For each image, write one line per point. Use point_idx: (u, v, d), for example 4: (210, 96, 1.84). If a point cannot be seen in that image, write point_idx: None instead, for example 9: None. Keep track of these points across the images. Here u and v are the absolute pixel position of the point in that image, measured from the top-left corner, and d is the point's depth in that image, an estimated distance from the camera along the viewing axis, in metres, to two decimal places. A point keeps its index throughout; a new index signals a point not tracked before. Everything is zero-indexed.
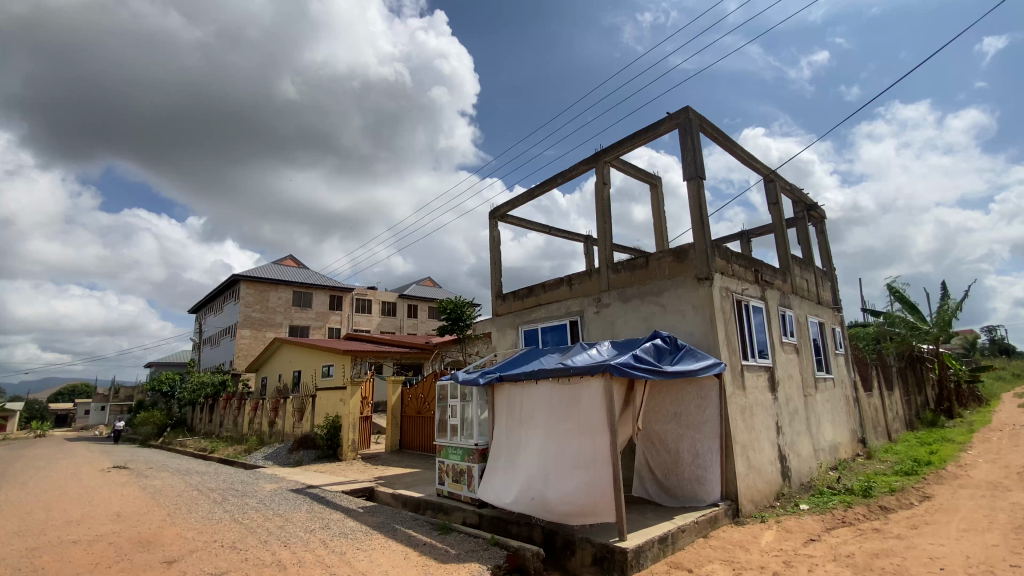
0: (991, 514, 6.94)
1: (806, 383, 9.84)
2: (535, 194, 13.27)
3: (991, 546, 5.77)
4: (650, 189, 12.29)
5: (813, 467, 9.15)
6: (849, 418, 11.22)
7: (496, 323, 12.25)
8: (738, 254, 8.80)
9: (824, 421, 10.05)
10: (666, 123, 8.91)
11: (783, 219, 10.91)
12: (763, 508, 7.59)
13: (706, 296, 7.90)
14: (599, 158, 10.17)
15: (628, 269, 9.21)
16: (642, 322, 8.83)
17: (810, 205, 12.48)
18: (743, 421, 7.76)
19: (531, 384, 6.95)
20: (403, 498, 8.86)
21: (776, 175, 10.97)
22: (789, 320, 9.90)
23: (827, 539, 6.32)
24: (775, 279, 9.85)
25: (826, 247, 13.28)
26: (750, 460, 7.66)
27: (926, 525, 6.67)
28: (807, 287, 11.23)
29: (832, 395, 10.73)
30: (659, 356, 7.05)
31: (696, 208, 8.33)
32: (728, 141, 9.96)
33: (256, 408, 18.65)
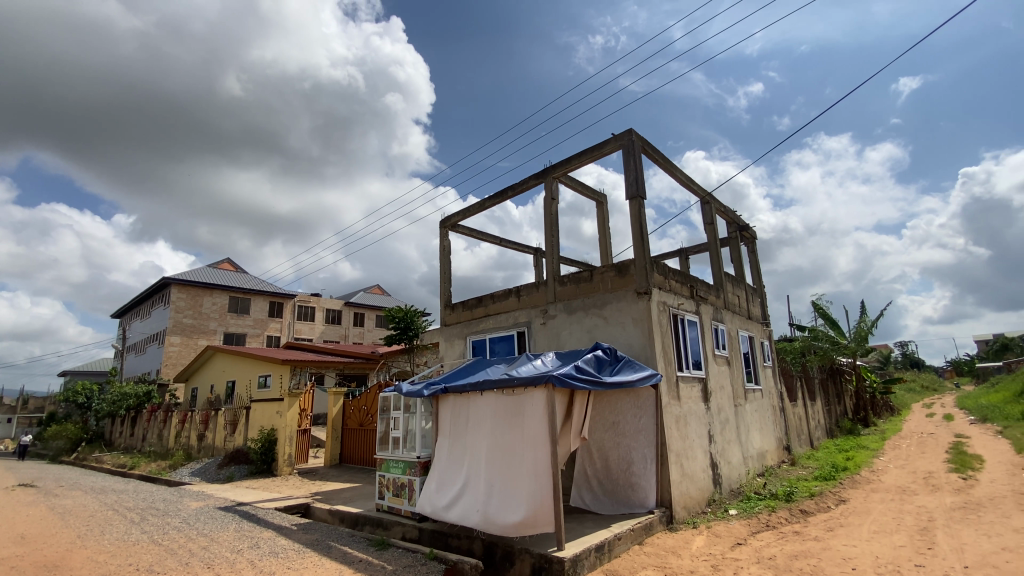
0: (898, 516, 7.55)
1: (737, 393, 10.38)
2: (485, 205, 13.37)
3: (897, 547, 6.26)
4: (596, 206, 12.68)
5: (742, 474, 9.65)
6: (776, 427, 11.91)
7: (444, 333, 12.17)
8: (675, 270, 9.21)
9: (753, 429, 10.62)
10: (611, 143, 9.26)
11: (717, 238, 11.55)
12: (695, 514, 7.90)
13: (645, 309, 8.21)
14: (548, 174, 10.40)
15: (574, 282, 9.41)
16: (585, 334, 9.04)
17: (742, 226, 13.27)
18: (678, 430, 8.07)
19: (475, 396, 6.93)
20: (340, 514, 8.54)
21: (711, 197, 11.62)
22: (722, 333, 10.44)
23: (752, 542, 6.67)
24: (709, 294, 10.38)
25: (757, 266, 14.13)
26: (684, 468, 7.97)
27: (840, 527, 7.17)
28: (738, 303, 11.89)
29: (761, 406, 11.36)
30: (599, 366, 7.25)
31: (638, 225, 8.66)
32: (668, 163, 10.47)
33: (184, 420, 17.46)
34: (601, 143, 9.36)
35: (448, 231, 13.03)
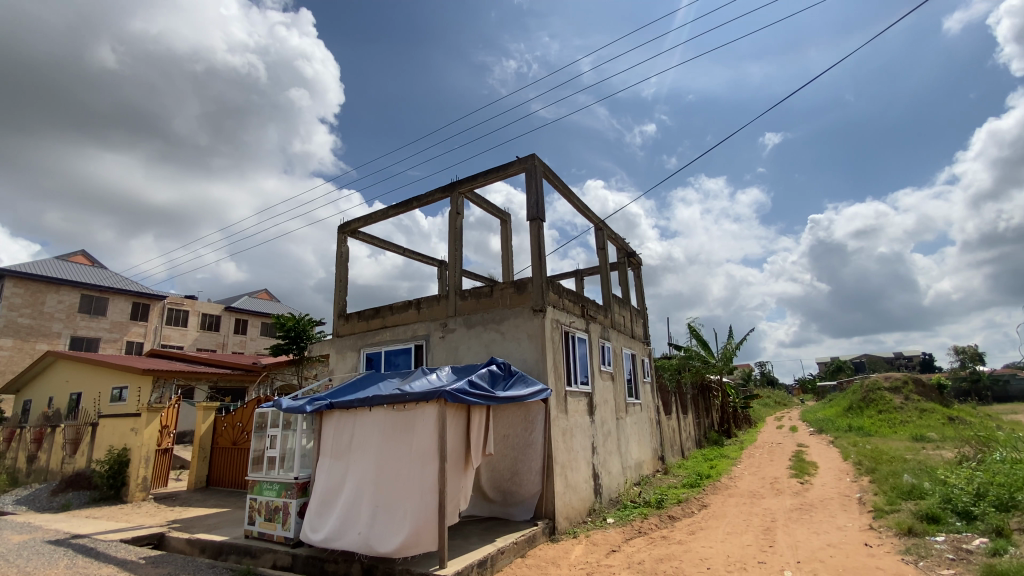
0: (747, 517, 8.52)
1: (619, 407, 11.11)
2: (388, 214, 13.08)
3: (745, 545, 7.06)
4: (500, 223, 12.98)
5: (621, 483, 10.30)
6: (652, 439, 12.90)
7: (335, 344, 11.61)
8: (569, 290, 9.71)
9: (632, 441, 11.41)
10: (515, 165, 9.58)
11: (608, 262, 12.38)
12: (576, 524, 8.28)
13: (539, 326, 8.51)
14: (454, 188, 10.47)
15: (474, 297, 9.52)
16: (482, 349, 9.15)
17: (629, 253, 14.36)
18: (564, 442, 8.43)
19: (363, 411, 6.67)
20: (201, 543, 7.69)
21: (604, 224, 12.46)
22: (608, 351, 11.13)
23: (625, 548, 7.13)
24: (599, 314, 11.07)
25: (642, 290, 15.34)
26: (568, 479, 8.34)
27: (700, 529, 7.93)
28: (623, 322, 12.79)
29: (639, 419, 12.25)
30: (493, 381, 7.35)
31: (536, 245, 9.02)
32: (567, 189, 11.06)
33: (7, 439, 14.66)
34: (506, 164, 9.64)
35: (346, 238, 12.52)
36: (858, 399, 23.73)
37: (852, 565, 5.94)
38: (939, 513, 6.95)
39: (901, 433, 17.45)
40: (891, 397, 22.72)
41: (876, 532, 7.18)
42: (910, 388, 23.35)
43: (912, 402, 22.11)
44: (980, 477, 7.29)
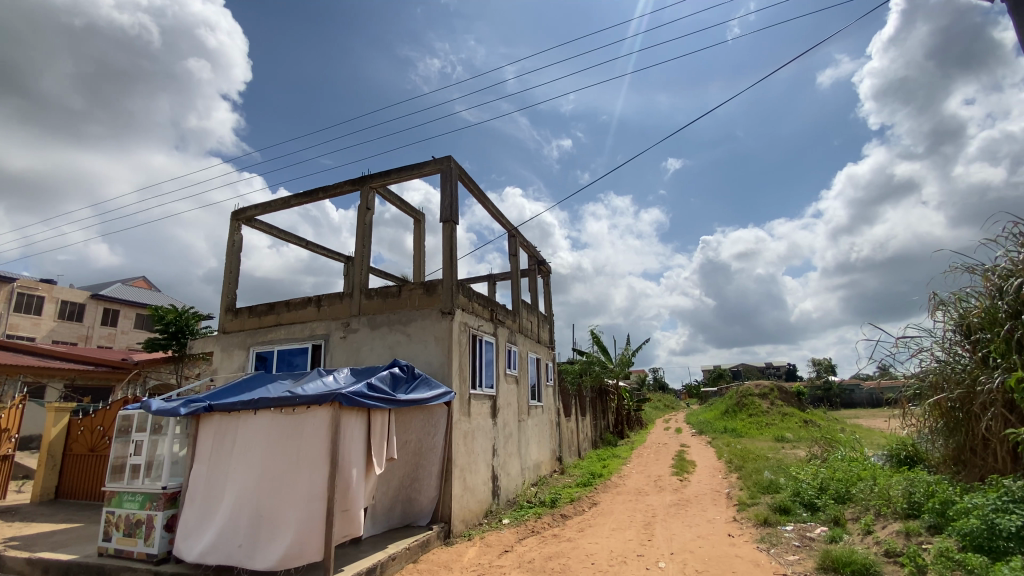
0: (632, 514, 9.15)
1: (521, 410, 11.39)
2: (292, 204, 12.34)
3: (627, 540, 7.57)
4: (412, 222, 12.78)
5: (518, 484, 10.55)
6: (551, 440, 13.37)
7: (222, 341, 10.71)
8: (479, 294, 9.80)
9: (532, 443, 11.73)
10: (430, 165, 9.51)
11: (519, 268, 12.69)
12: (472, 526, 8.34)
13: (447, 328, 8.48)
14: (365, 182, 10.14)
15: (380, 297, 9.27)
16: (387, 350, 8.94)
17: (540, 260, 14.83)
18: (464, 445, 8.49)
19: (248, 415, 6.23)
20: (41, 565, 6.70)
21: (517, 231, 12.76)
22: (513, 355, 11.37)
23: (517, 548, 7.33)
24: (506, 319, 11.29)
25: (549, 297, 15.90)
26: (465, 482, 8.39)
27: (589, 527, 8.37)
28: (530, 327, 13.15)
29: (540, 421, 12.64)
30: (394, 384, 7.20)
31: (448, 248, 9.01)
32: (482, 194, 11.20)
33: None
34: (421, 163, 9.54)
35: (242, 226, 11.62)
36: (734, 404, 26.43)
37: (716, 554, 6.60)
38: (789, 505, 7.95)
39: (766, 434, 19.70)
40: (759, 402, 25.58)
41: (739, 523, 8.05)
42: (776, 394, 26.49)
43: (776, 406, 25.07)
44: (823, 473, 8.44)
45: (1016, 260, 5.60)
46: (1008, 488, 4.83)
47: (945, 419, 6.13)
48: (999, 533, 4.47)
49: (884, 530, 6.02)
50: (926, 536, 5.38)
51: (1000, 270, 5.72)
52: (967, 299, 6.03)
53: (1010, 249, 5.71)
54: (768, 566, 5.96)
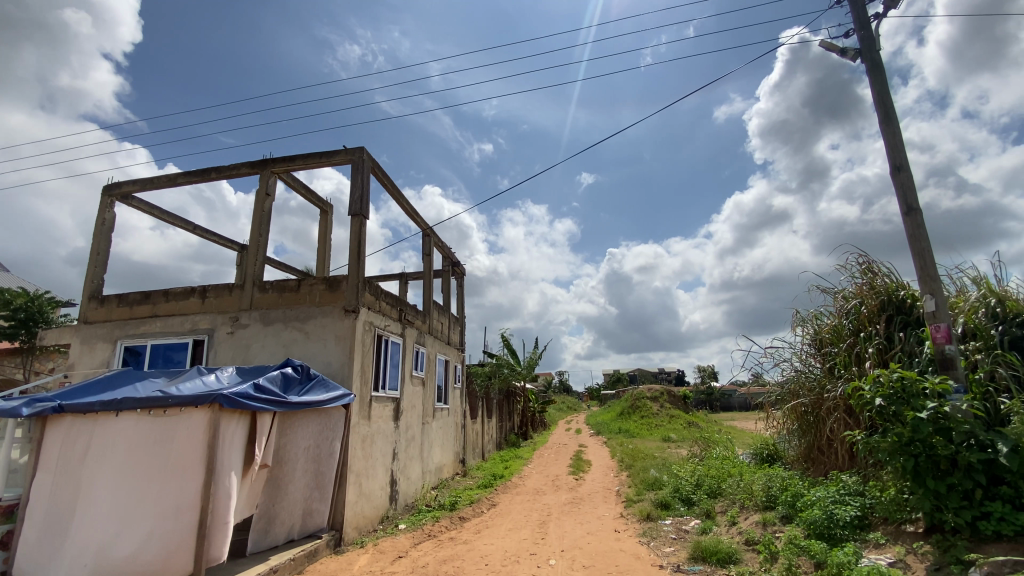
0: (528, 513, 9.37)
1: (426, 412, 11.21)
2: (181, 182, 11.15)
3: (521, 539, 7.74)
4: (319, 213, 12.12)
5: (418, 488, 10.37)
6: (455, 443, 13.32)
7: (83, 332, 9.40)
8: (387, 292, 9.51)
9: (435, 445, 11.60)
10: (340, 154, 9.08)
11: (431, 269, 12.53)
12: (365, 533, 8.05)
13: (349, 327, 8.13)
14: (267, 166, 9.44)
15: (276, 291, 8.66)
16: (281, 348, 8.38)
17: (454, 262, 14.76)
18: (362, 450, 8.18)
19: (108, 416, 5.51)
20: None
21: (431, 230, 12.60)
22: (420, 356, 11.17)
23: (411, 553, 7.20)
24: (415, 319, 11.06)
25: (461, 299, 15.87)
26: (361, 487, 8.10)
27: (485, 528, 8.45)
28: (440, 329, 13.02)
29: (445, 423, 12.54)
30: (286, 385, 6.74)
31: (355, 243, 8.65)
32: (396, 189, 10.92)
33: None
34: (331, 152, 9.09)
35: (116, 202, 10.28)
36: (629, 406, 28.17)
37: (603, 549, 6.98)
38: (670, 500, 8.64)
39: (654, 434, 21.21)
40: (651, 404, 27.49)
41: (625, 519, 8.59)
42: (666, 397, 28.67)
43: (665, 409, 27.15)
44: (699, 470, 9.27)
45: (859, 285, 6.56)
46: (844, 483, 5.62)
47: (799, 422, 6.99)
48: (836, 522, 5.19)
49: (747, 521, 6.74)
50: (779, 525, 6.10)
51: (846, 294, 6.68)
52: (820, 317, 6.94)
53: (855, 276, 6.67)
54: (648, 558, 6.42)
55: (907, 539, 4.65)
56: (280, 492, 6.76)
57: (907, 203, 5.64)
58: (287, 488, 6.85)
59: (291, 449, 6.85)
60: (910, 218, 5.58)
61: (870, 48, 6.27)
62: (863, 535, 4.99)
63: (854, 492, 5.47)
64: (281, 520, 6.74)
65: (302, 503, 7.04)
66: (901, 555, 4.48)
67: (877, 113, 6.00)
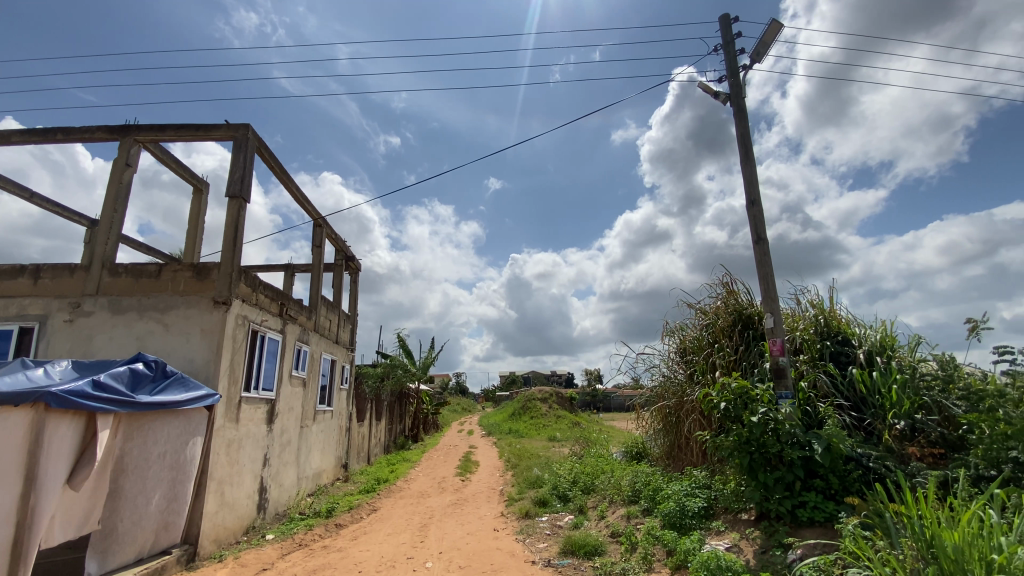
0: (409, 517, 9.23)
1: (305, 414, 10.55)
2: (14, 139, 9.38)
3: (399, 544, 7.60)
4: (194, 192, 10.91)
5: (291, 495, 9.71)
6: (337, 446, 12.69)
7: None
8: (267, 285, 8.82)
9: (314, 449, 10.96)
10: (221, 130, 8.27)
11: (321, 262, 11.86)
12: (226, 546, 7.35)
13: (218, 321, 7.41)
14: (129, 133, 8.30)
15: (131, 275, 7.63)
16: (132, 341, 7.41)
17: (347, 256, 14.11)
18: (226, 455, 7.48)
19: None
20: None
21: (323, 221, 11.93)
22: (303, 355, 10.50)
23: (277, 565, 6.73)
24: (299, 315, 10.38)
25: (354, 295, 15.22)
26: (224, 496, 7.40)
27: (362, 534, 8.16)
28: (327, 326, 12.36)
29: (327, 426, 11.91)
30: (135, 383, 5.96)
31: (232, 228, 7.92)
32: (284, 173, 10.20)
33: None
34: (210, 125, 8.24)
35: None
36: (520, 407, 28.94)
37: (480, 549, 7.10)
38: (548, 498, 9.04)
39: (541, 434, 22.02)
40: (540, 405, 28.51)
41: (505, 518, 8.82)
42: (555, 399, 29.87)
43: (553, 409, 28.29)
44: (576, 468, 9.81)
45: (717, 302, 7.43)
46: (695, 477, 6.30)
47: (663, 423, 7.72)
48: (686, 513, 5.80)
49: (613, 514, 7.28)
50: (640, 517, 6.67)
51: (707, 309, 7.51)
52: (685, 328, 7.73)
53: (715, 294, 7.53)
54: (522, 554, 6.66)
55: (742, 526, 5.32)
56: (131, 505, 5.89)
57: (758, 233, 6.50)
58: (139, 501, 5.99)
59: (141, 456, 6.01)
60: (760, 246, 6.44)
61: (737, 95, 7.15)
62: (708, 523, 5.64)
63: (702, 485, 6.16)
64: (133, 537, 5.89)
65: (157, 517, 6.22)
66: (736, 540, 5.13)
67: (738, 152, 6.86)
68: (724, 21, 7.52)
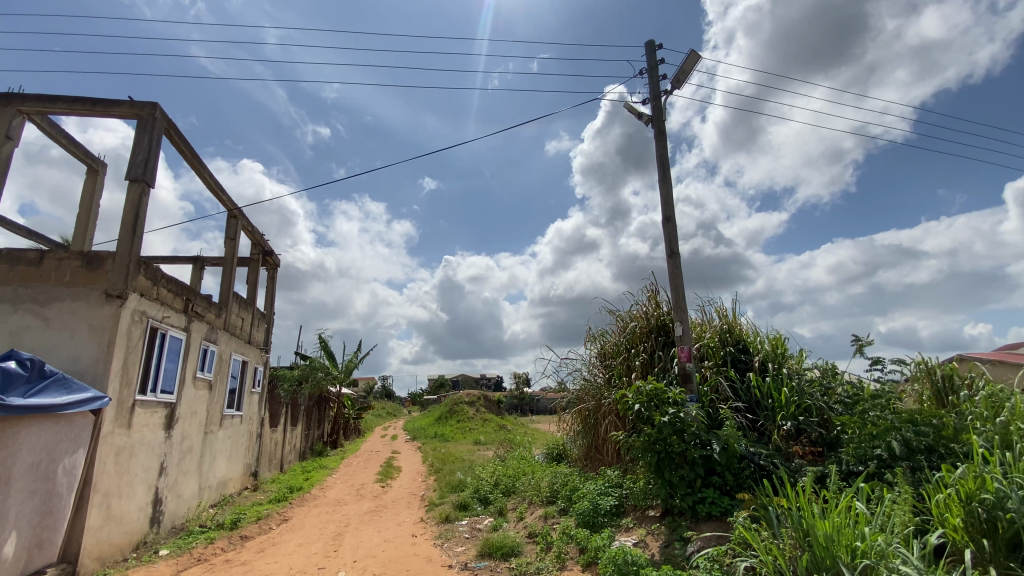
0: (323, 526, 8.87)
1: (210, 419, 9.81)
2: None
3: (310, 554, 7.28)
4: (88, 172, 9.84)
5: (191, 507, 8.98)
6: (246, 453, 11.91)
7: None
8: (170, 278, 8.13)
9: (219, 457, 10.21)
10: (123, 107, 7.54)
11: (235, 256, 11.12)
12: (111, 565, 6.65)
13: (111, 316, 6.73)
14: (10, 101, 7.35)
15: (6, 262, 6.75)
16: (3, 337, 6.58)
17: (266, 250, 13.33)
18: (115, 465, 6.79)
19: None
20: None
21: (239, 212, 11.20)
22: (209, 355, 9.76)
23: None
24: (207, 312, 9.66)
25: (271, 293, 14.39)
26: (111, 509, 6.71)
27: (270, 546, 7.73)
28: (239, 324, 11.59)
29: (235, 432, 11.14)
30: (5, 385, 5.26)
31: (131, 214, 7.23)
32: (196, 159, 9.48)
33: None
34: (110, 101, 7.49)
35: None
36: (446, 411, 28.66)
37: (396, 555, 6.98)
38: (469, 501, 9.07)
39: (466, 438, 21.94)
40: (467, 409, 28.41)
41: (424, 523, 8.72)
42: (482, 402, 29.89)
43: (480, 413, 28.30)
44: (498, 471, 9.92)
45: (635, 310, 7.87)
46: (609, 477, 6.61)
47: (582, 425, 8.03)
48: (599, 511, 6.07)
49: (531, 515, 7.45)
50: (557, 517, 6.88)
51: (626, 316, 7.92)
52: (606, 334, 8.11)
53: (634, 302, 7.96)
54: (439, 559, 6.64)
55: (648, 522, 5.66)
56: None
57: (672, 247, 6.97)
58: (9, 517, 5.28)
59: (11, 466, 5.31)
60: (673, 260, 6.92)
61: (659, 116, 7.63)
62: (618, 520, 5.94)
63: (615, 484, 6.48)
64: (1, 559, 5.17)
65: (29, 535, 5.51)
66: (643, 535, 5.45)
67: (658, 170, 7.32)
68: (649, 46, 8.02)
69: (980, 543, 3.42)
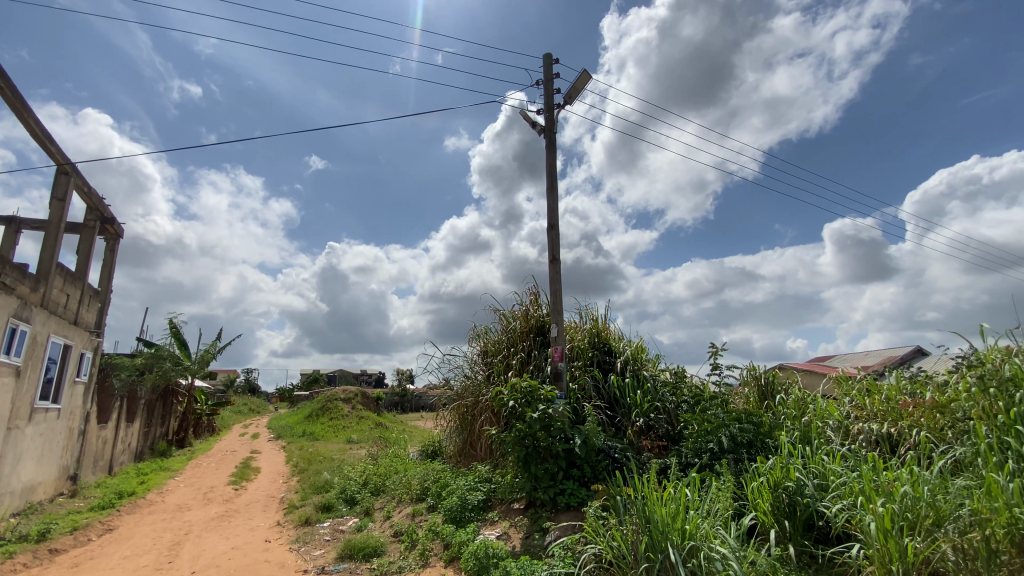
0: (158, 534, 7.81)
1: (15, 413, 8.10)
2: None
3: (139, 568, 6.36)
4: None
5: None
6: (64, 453, 10.03)
7: None
8: None
9: (25, 458, 8.47)
10: None
11: (62, 220, 9.34)
12: None
13: None
14: None
15: None
16: None
17: (105, 218, 11.40)
18: None
19: None
20: None
21: (73, 169, 9.45)
22: (19, 336, 8.08)
23: None
24: (19, 284, 7.98)
25: (110, 268, 12.34)
26: None
27: (88, 560, 6.60)
28: (62, 302, 9.74)
29: (49, 428, 9.34)
30: None
31: None
32: (18, 98, 7.80)
33: None
34: None
35: None
36: (318, 408, 26.94)
37: (243, 563, 6.40)
38: (333, 502, 8.62)
39: (339, 437, 20.81)
40: (342, 406, 26.98)
41: (280, 527, 8.11)
42: (358, 399, 28.59)
43: (355, 410, 27.04)
44: (368, 470, 9.57)
45: (517, 310, 8.12)
46: (479, 472, 6.75)
47: (458, 421, 8.08)
48: (466, 506, 6.15)
49: (399, 514, 7.31)
50: (425, 514, 6.84)
51: (509, 315, 8.14)
52: (489, 333, 8.24)
53: (516, 303, 8.21)
54: (292, 564, 6.22)
55: (512, 514, 5.88)
56: None
57: (554, 253, 7.33)
58: None
59: None
60: (555, 265, 7.27)
61: (551, 128, 7.98)
62: (484, 514, 6.08)
63: (484, 479, 6.62)
64: None
65: None
66: (506, 528, 5.64)
67: (547, 179, 7.65)
68: (547, 59, 8.34)
69: (783, 524, 4.08)
